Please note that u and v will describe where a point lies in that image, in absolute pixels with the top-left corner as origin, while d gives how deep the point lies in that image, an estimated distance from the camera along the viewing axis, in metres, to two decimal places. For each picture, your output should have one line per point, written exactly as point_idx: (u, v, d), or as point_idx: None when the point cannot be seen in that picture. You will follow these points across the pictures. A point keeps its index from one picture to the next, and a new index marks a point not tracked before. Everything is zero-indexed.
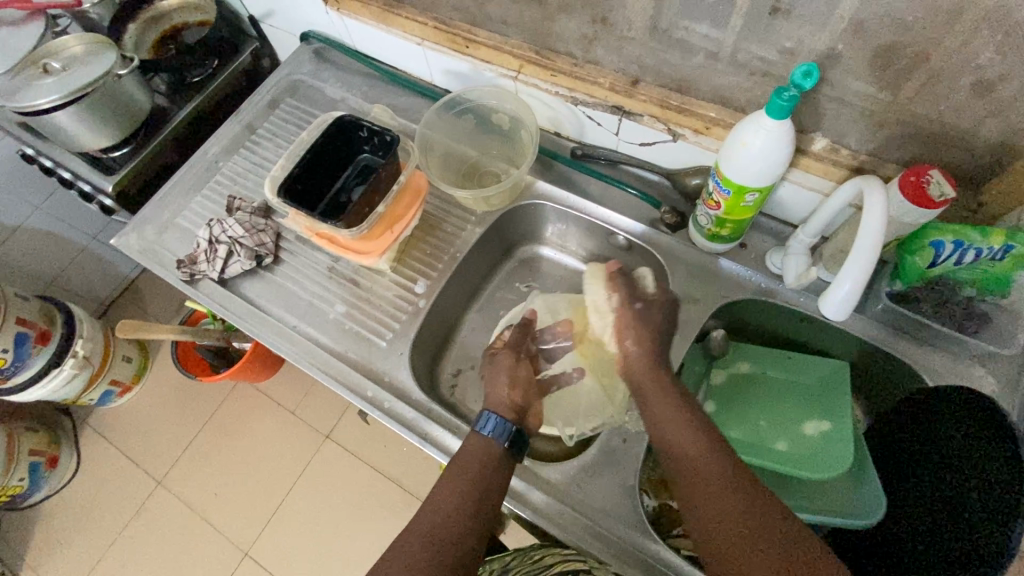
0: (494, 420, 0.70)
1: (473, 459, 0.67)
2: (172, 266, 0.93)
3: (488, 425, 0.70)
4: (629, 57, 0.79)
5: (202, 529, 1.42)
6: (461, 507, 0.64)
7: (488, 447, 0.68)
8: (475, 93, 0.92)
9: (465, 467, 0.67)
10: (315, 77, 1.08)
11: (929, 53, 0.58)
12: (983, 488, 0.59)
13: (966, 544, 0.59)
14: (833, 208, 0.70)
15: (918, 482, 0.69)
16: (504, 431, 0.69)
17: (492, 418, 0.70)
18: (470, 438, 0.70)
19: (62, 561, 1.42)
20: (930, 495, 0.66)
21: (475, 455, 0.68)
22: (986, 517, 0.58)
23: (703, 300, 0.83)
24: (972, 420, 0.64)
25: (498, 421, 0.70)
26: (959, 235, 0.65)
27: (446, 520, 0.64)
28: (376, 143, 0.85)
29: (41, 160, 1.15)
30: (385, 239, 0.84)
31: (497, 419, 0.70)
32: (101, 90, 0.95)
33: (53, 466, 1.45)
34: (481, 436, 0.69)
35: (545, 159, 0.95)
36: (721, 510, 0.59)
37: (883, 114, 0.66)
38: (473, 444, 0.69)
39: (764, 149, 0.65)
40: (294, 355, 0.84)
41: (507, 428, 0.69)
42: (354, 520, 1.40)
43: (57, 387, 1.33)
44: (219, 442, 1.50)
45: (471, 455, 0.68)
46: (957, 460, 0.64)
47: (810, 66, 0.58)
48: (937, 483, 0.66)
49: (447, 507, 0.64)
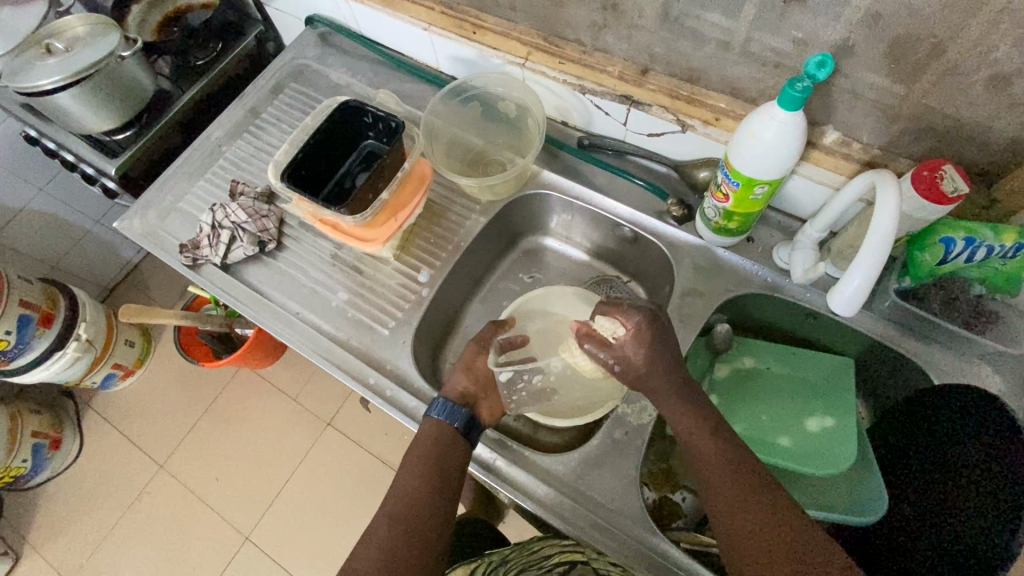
0: (445, 404, 0.70)
1: (430, 444, 0.67)
2: (174, 250, 0.92)
3: (440, 410, 0.69)
4: (639, 45, 0.77)
5: (204, 513, 1.43)
6: (421, 488, 0.64)
7: (442, 431, 0.68)
8: (481, 80, 0.91)
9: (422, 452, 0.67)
10: (319, 62, 1.07)
11: (946, 45, 0.57)
12: (985, 497, 0.60)
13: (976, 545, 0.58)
14: (842, 202, 0.69)
15: (915, 477, 0.70)
16: (454, 414, 0.69)
17: (443, 405, 0.69)
18: (424, 424, 0.70)
19: (63, 541, 1.43)
20: (928, 496, 0.67)
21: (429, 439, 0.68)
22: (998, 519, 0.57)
23: (708, 294, 0.82)
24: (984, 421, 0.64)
25: (448, 407, 0.69)
26: (970, 232, 0.64)
27: (412, 499, 0.64)
28: (380, 129, 0.84)
29: (43, 142, 1.14)
30: (388, 226, 0.83)
31: (447, 404, 0.69)
32: (104, 71, 0.94)
33: (55, 449, 1.46)
34: (433, 422, 0.69)
35: (552, 148, 0.94)
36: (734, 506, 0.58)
37: (896, 108, 0.65)
38: (428, 427, 0.69)
39: (775, 141, 0.64)
40: (295, 342, 0.84)
41: (458, 413, 0.69)
42: (355, 507, 1.41)
43: (60, 369, 1.34)
44: (221, 428, 1.51)
45: (427, 440, 0.68)
46: (959, 464, 0.64)
47: (825, 56, 0.57)
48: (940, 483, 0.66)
49: (408, 489, 0.64)
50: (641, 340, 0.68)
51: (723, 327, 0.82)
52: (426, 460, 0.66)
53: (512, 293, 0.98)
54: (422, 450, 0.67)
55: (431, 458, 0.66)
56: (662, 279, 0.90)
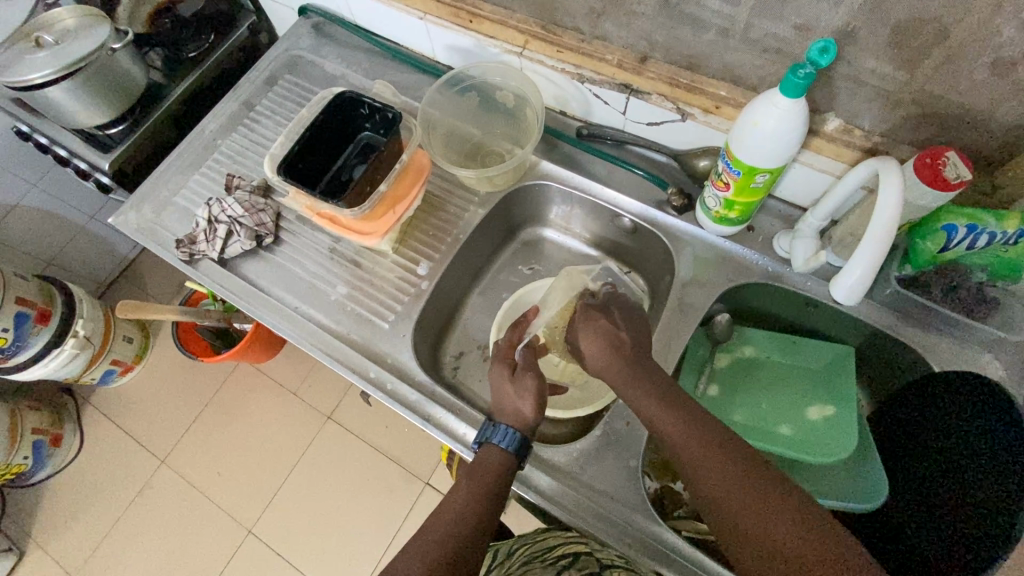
0: (507, 430, 0.68)
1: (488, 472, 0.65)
2: (170, 246, 0.91)
3: (501, 435, 0.68)
4: (638, 32, 0.77)
5: (206, 508, 1.43)
6: (471, 515, 0.62)
7: (502, 461, 0.66)
8: (478, 70, 0.90)
9: (478, 476, 0.65)
10: (314, 53, 1.06)
11: (949, 29, 0.56)
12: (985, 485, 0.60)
13: (986, 520, 0.59)
14: (844, 190, 0.69)
15: (909, 462, 0.71)
16: (514, 441, 0.67)
17: (504, 429, 0.68)
18: (484, 451, 0.68)
19: (66, 537, 1.44)
20: (924, 474, 0.68)
21: (488, 466, 0.66)
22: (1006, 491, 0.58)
23: (708, 284, 0.82)
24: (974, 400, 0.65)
25: (508, 431, 0.68)
26: (972, 219, 0.64)
27: (462, 522, 0.61)
28: (377, 120, 0.83)
29: (35, 137, 1.13)
30: (387, 219, 0.82)
31: (511, 432, 0.67)
32: (94, 64, 0.92)
33: (56, 445, 1.46)
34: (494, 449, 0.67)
35: (550, 138, 0.93)
36: (719, 490, 0.57)
37: (898, 94, 0.64)
38: (490, 456, 0.67)
39: (778, 129, 0.63)
40: (295, 337, 0.83)
41: (517, 440, 0.67)
42: (356, 498, 1.41)
43: (58, 366, 1.33)
44: (221, 422, 1.51)
45: (483, 465, 0.66)
46: (955, 443, 0.65)
47: (827, 42, 0.56)
48: (936, 462, 0.67)
49: (459, 513, 0.62)
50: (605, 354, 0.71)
51: (723, 317, 0.82)
52: (480, 487, 0.64)
53: (511, 285, 0.98)
54: (479, 476, 0.65)
55: (487, 484, 0.64)
56: (663, 269, 0.90)
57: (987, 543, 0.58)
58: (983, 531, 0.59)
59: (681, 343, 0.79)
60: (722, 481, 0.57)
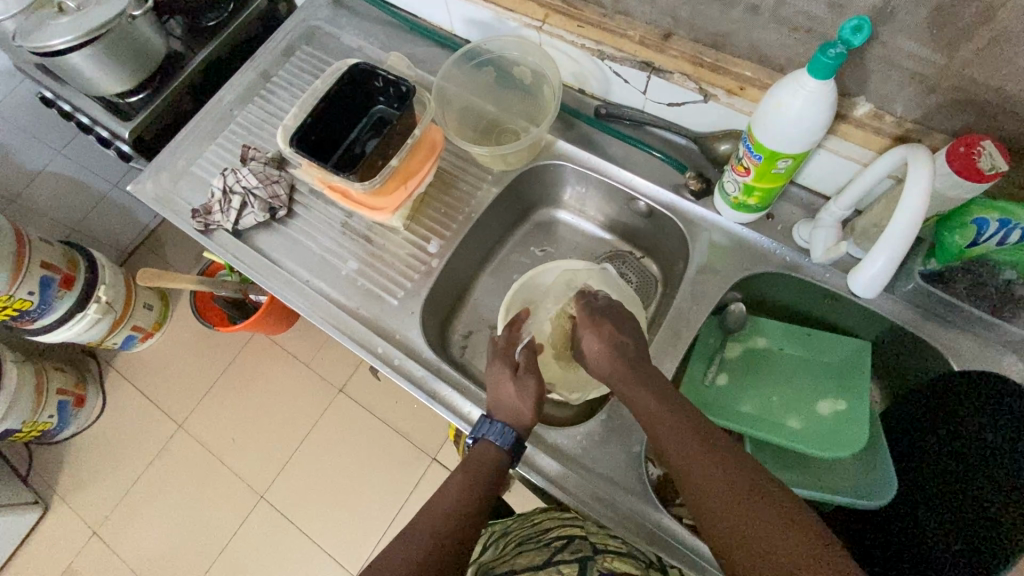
0: (500, 426, 0.68)
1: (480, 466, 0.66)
2: (186, 215, 0.92)
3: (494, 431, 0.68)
4: (662, 8, 0.74)
5: (221, 472, 1.48)
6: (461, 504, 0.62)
7: (495, 455, 0.67)
8: (496, 44, 0.88)
9: (469, 468, 0.66)
10: (331, 24, 1.05)
11: (993, 10, 0.53)
12: (994, 487, 0.59)
13: (987, 520, 0.59)
14: (871, 177, 0.66)
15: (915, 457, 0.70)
16: (505, 436, 0.67)
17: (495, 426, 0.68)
18: (478, 445, 0.68)
19: (88, 492, 1.50)
20: (928, 471, 0.67)
21: (479, 459, 0.66)
22: (1008, 490, 0.58)
23: (722, 272, 0.80)
24: (983, 397, 0.64)
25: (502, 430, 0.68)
26: (1006, 214, 0.61)
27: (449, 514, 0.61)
28: (391, 94, 0.81)
29: (59, 104, 1.15)
30: (398, 195, 0.81)
31: (502, 428, 0.68)
32: (115, 31, 0.93)
33: (79, 406, 1.52)
34: (486, 442, 0.67)
35: (568, 117, 0.91)
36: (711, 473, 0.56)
37: (934, 78, 0.61)
38: (482, 450, 0.67)
39: (802, 112, 0.60)
40: (306, 310, 0.84)
41: (509, 436, 0.67)
42: (361, 470, 1.44)
43: (81, 330, 1.38)
44: (236, 391, 1.55)
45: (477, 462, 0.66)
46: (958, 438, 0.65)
47: (861, 20, 0.53)
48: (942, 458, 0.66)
49: (448, 503, 0.62)
50: (605, 344, 0.72)
51: (737, 305, 0.81)
52: (470, 480, 0.64)
53: (522, 266, 0.97)
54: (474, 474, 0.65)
55: (476, 480, 0.64)
56: (677, 255, 0.88)
57: (986, 543, 0.58)
58: (982, 530, 0.59)
59: (691, 331, 0.78)
60: (710, 466, 0.56)
